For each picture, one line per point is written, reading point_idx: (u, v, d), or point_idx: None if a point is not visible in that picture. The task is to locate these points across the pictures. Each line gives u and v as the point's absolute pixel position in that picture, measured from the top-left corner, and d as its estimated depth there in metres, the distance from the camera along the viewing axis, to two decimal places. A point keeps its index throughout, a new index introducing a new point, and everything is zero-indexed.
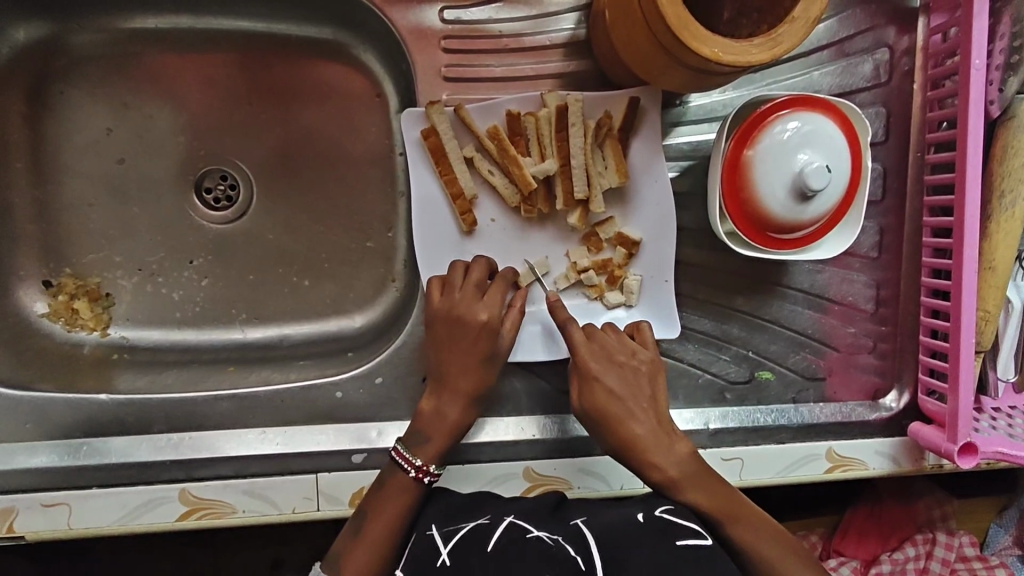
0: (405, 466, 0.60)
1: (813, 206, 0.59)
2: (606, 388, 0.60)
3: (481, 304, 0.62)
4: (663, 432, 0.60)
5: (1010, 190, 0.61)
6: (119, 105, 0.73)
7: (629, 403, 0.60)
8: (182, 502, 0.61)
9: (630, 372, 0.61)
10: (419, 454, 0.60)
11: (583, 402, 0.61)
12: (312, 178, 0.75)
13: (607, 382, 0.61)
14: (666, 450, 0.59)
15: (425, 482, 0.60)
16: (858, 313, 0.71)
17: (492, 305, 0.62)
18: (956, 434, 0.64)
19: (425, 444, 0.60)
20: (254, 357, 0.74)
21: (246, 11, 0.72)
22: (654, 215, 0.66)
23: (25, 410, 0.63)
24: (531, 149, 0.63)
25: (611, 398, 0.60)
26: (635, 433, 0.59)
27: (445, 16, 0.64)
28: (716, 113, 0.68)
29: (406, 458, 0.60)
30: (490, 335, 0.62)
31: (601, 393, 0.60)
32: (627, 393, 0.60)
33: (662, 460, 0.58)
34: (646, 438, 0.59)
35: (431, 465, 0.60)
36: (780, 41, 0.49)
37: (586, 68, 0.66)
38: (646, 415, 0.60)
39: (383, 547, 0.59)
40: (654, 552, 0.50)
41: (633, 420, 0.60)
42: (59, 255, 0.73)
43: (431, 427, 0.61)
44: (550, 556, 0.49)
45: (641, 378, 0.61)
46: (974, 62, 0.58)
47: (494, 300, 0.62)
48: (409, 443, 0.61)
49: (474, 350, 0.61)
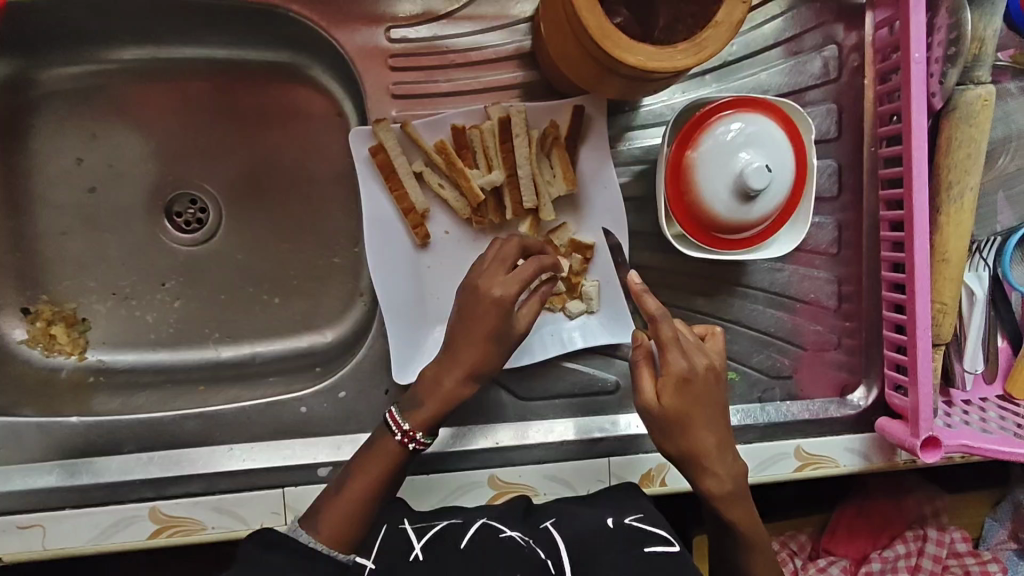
0: (394, 429, 0.60)
1: (757, 205, 0.59)
2: (694, 391, 0.56)
3: (502, 283, 0.59)
4: (725, 438, 0.58)
5: (957, 180, 0.61)
6: (89, 135, 0.75)
7: (710, 409, 0.57)
8: (153, 520, 0.63)
9: (713, 377, 0.57)
10: (408, 419, 0.60)
11: (668, 401, 0.56)
12: (281, 199, 0.77)
13: (695, 385, 0.56)
14: (729, 462, 0.58)
15: (410, 448, 0.60)
16: (821, 310, 0.71)
17: (513, 282, 0.59)
18: (918, 429, 0.63)
19: (417, 410, 0.61)
20: (227, 375, 0.75)
21: (206, 38, 0.74)
22: (607, 220, 0.67)
23: (0, 435, 0.65)
24: (478, 162, 0.64)
25: (695, 402, 0.56)
26: (705, 443, 0.57)
27: (391, 35, 0.65)
28: (665, 117, 0.68)
29: (396, 421, 0.60)
30: (503, 314, 0.59)
31: (687, 395, 0.56)
32: (709, 398, 0.57)
33: (723, 471, 0.57)
34: (714, 450, 0.57)
35: (418, 432, 0.60)
36: (704, 46, 0.50)
37: (534, 78, 0.67)
38: (719, 424, 0.57)
39: (357, 509, 0.58)
40: (621, 557, 0.51)
41: (708, 431, 0.57)
42: (37, 283, 0.75)
43: (423, 394, 0.61)
44: (521, 555, 0.50)
45: (720, 383, 0.58)
46: (913, 56, 0.59)
47: (518, 278, 0.59)
48: (403, 408, 0.61)
49: (483, 329, 0.59)
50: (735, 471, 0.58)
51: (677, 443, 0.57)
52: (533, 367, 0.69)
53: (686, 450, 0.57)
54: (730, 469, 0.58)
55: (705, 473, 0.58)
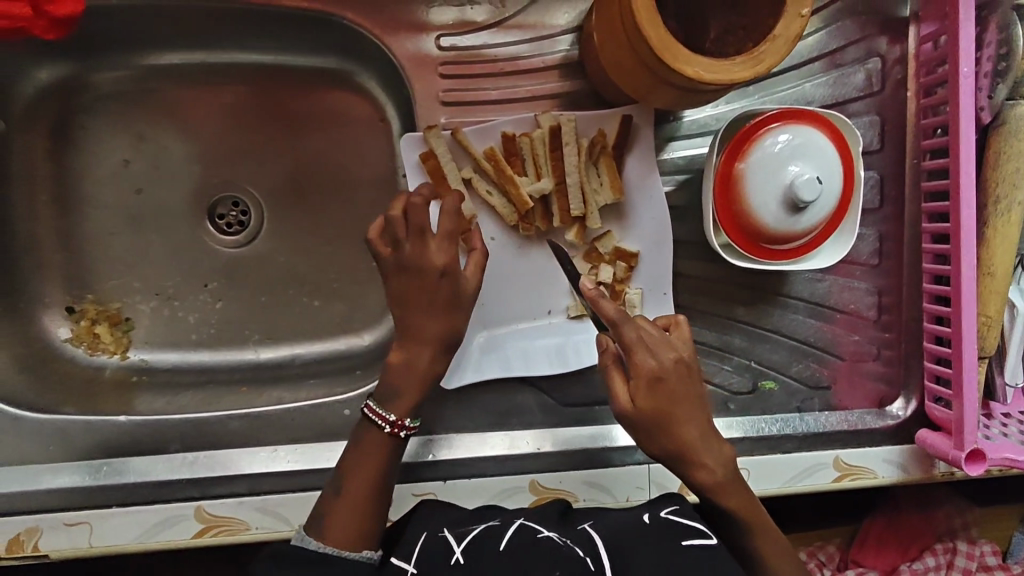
0: (379, 422, 0.59)
1: (806, 217, 0.59)
2: (664, 388, 0.55)
3: (437, 249, 0.60)
4: (707, 428, 0.57)
5: (1005, 196, 0.61)
6: (137, 137, 0.77)
7: (686, 402, 0.56)
8: (198, 519, 0.63)
9: (684, 368, 0.56)
10: (392, 410, 0.59)
11: (639, 402, 0.55)
12: (321, 202, 0.78)
13: (667, 380, 0.55)
14: (715, 450, 0.57)
15: (401, 436, 0.59)
16: (861, 320, 0.72)
17: (446, 248, 0.60)
18: (962, 442, 0.63)
19: (395, 400, 0.60)
20: (267, 377, 0.76)
21: (253, 43, 0.75)
22: (652, 228, 0.68)
23: (49, 432, 0.66)
24: (527, 169, 0.65)
25: (672, 397, 0.56)
26: (686, 436, 0.56)
27: (441, 43, 0.67)
28: (709, 127, 0.69)
29: (378, 413, 0.59)
30: (450, 279, 0.61)
31: (660, 393, 0.55)
32: (683, 390, 0.56)
33: (712, 462, 0.57)
34: (697, 440, 0.56)
35: (406, 418, 0.59)
36: (761, 59, 0.50)
37: (580, 88, 0.68)
38: (699, 415, 0.57)
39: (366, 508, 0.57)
40: (657, 550, 0.52)
41: (688, 424, 0.56)
42: (83, 283, 0.76)
43: (395, 381, 0.60)
44: (561, 554, 0.51)
45: (693, 373, 0.57)
46: (962, 70, 0.59)
47: (446, 243, 0.60)
48: (381, 400, 0.60)
49: (436, 296, 0.61)
50: (724, 458, 0.57)
51: (662, 441, 0.56)
52: (573, 373, 0.69)
53: (672, 449, 0.56)
54: (718, 456, 0.57)
55: (696, 467, 0.57)
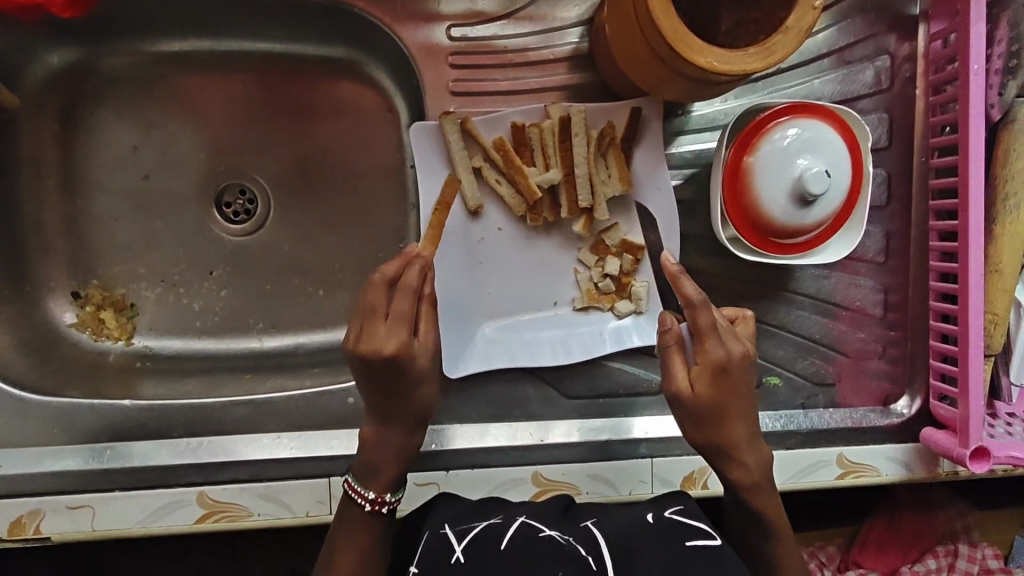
0: (358, 501, 0.58)
1: (814, 211, 0.59)
2: (731, 380, 0.55)
3: (387, 334, 0.54)
4: (754, 428, 0.58)
5: (1014, 193, 0.61)
6: (145, 124, 0.77)
7: (743, 398, 0.56)
8: (200, 505, 0.63)
9: (749, 363, 0.56)
10: (370, 487, 0.58)
11: (701, 389, 0.55)
12: (328, 192, 0.78)
13: (732, 373, 0.55)
14: (759, 451, 0.58)
15: (382, 513, 0.58)
16: (866, 317, 0.71)
17: (398, 331, 0.55)
18: (967, 440, 0.63)
19: (374, 475, 0.58)
20: (270, 365, 0.76)
21: (262, 33, 0.75)
22: (658, 222, 0.68)
23: (52, 415, 0.66)
24: (536, 160, 0.66)
25: (730, 391, 0.56)
26: (734, 432, 0.57)
27: (452, 34, 0.67)
28: (718, 121, 0.69)
29: (357, 491, 0.58)
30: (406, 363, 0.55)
31: (721, 383, 0.55)
32: (743, 386, 0.56)
33: (752, 460, 0.57)
34: (743, 439, 0.57)
35: (384, 495, 0.58)
36: (773, 50, 0.50)
37: (589, 80, 0.68)
38: (750, 413, 0.57)
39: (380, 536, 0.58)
40: (662, 552, 0.52)
41: (739, 420, 0.57)
42: (88, 268, 0.76)
43: (371, 457, 0.58)
44: (564, 555, 0.51)
45: (754, 369, 0.57)
46: (972, 67, 0.59)
47: (398, 323, 0.55)
48: (359, 476, 0.58)
49: (394, 382, 0.56)
50: (764, 460, 0.58)
51: (709, 432, 0.57)
52: (578, 366, 0.69)
53: (711, 440, 0.57)
54: (759, 457, 0.58)
55: (733, 462, 0.58)
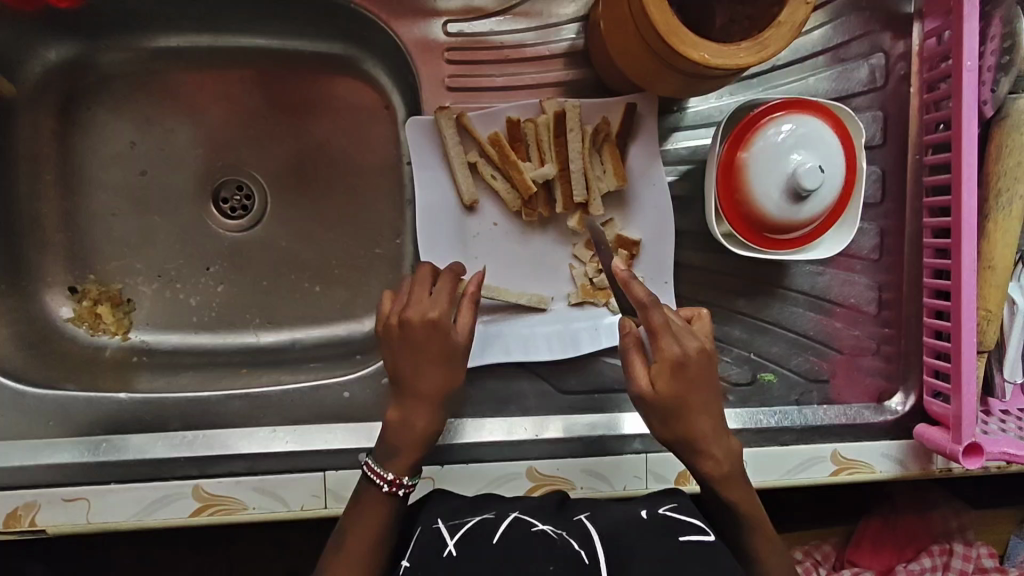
0: (376, 481, 0.58)
1: (807, 206, 0.60)
2: (689, 375, 0.56)
3: (431, 301, 0.60)
4: (718, 421, 0.58)
5: (1007, 189, 0.62)
6: (142, 119, 0.77)
7: (704, 392, 0.57)
8: (196, 498, 0.64)
9: (706, 358, 0.57)
10: (389, 468, 0.58)
11: (660, 387, 0.55)
12: (324, 187, 0.78)
13: (690, 369, 0.56)
14: (724, 443, 0.58)
15: (399, 495, 0.58)
16: (860, 314, 0.72)
17: (440, 299, 0.60)
18: (960, 435, 0.64)
19: (395, 457, 0.59)
20: (267, 360, 0.76)
21: (260, 28, 0.75)
22: (653, 218, 0.68)
23: (49, 407, 0.66)
24: (532, 155, 0.66)
25: (691, 386, 0.56)
26: (698, 425, 0.57)
27: (448, 29, 0.67)
28: (713, 118, 0.69)
29: (375, 472, 0.58)
30: (443, 333, 0.59)
31: (681, 379, 0.56)
32: (703, 380, 0.57)
33: (720, 452, 0.58)
34: (708, 431, 0.57)
35: (404, 477, 0.58)
36: (765, 45, 0.51)
37: (585, 76, 0.68)
38: (713, 406, 0.57)
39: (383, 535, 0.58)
40: (654, 544, 0.52)
41: (701, 414, 0.57)
42: (85, 263, 0.76)
43: (393, 439, 0.59)
44: (555, 551, 0.51)
45: (714, 364, 0.57)
46: (965, 64, 0.60)
47: (442, 292, 0.61)
48: (380, 458, 0.59)
49: (431, 350, 0.59)
50: (730, 452, 0.58)
51: (673, 427, 0.57)
52: (573, 361, 0.69)
53: (679, 436, 0.57)
54: (727, 450, 0.58)
55: (703, 457, 0.58)
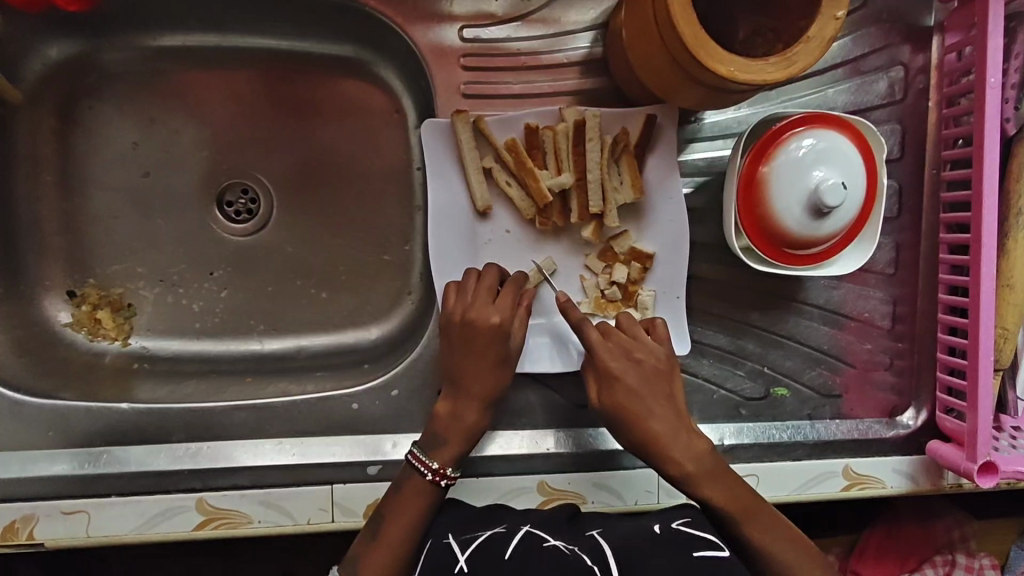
0: (422, 468, 0.60)
1: (829, 222, 0.59)
2: (628, 388, 0.60)
3: (495, 307, 0.62)
4: (675, 424, 0.59)
5: None
6: (146, 120, 0.75)
7: (651, 401, 0.60)
8: (200, 511, 0.62)
9: (653, 368, 0.61)
10: (435, 457, 0.60)
11: (602, 399, 0.61)
12: (332, 192, 0.76)
13: (628, 381, 0.60)
14: (684, 444, 0.59)
15: (443, 484, 0.60)
16: (874, 329, 0.71)
17: (504, 308, 0.62)
18: (975, 454, 0.63)
19: (443, 447, 0.60)
20: (272, 368, 0.75)
21: (270, 30, 0.74)
22: (669, 232, 0.67)
23: (48, 418, 0.64)
24: (548, 163, 0.65)
25: (634, 396, 0.60)
26: (653, 430, 0.59)
27: (463, 35, 0.66)
28: (731, 129, 0.68)
29: (423, 460, 0.60)
30: (502, 339, 0.62)
31: (623, 391, 0.60)
32: (647, 390, 0.60)
33: (679, 453, 0.58)
34: (665, 434, 0.59)
35: (449, 467, 0.60)
36: (794, 61, 0.50)
37: (601, 85, 0.67)
38: (666, 412, 0.60)
39: (400, 548, 0.58)
40: (668, 562, 0.50)
41: (653, 418, 0.59)
42: (84, 267, 0.74)
43: (445, 430, 0.61)
44: (566, 564, 0.49)
45: (662, 375, 0.61)
46: (989, 80, 0.59)
47: (505, 304, 0.63)
48: (427, 446, 0.61)
49: (489, 354, 0.62)
50: (695, 454, 0.59)
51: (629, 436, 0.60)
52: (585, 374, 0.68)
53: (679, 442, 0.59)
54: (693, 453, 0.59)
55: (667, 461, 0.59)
